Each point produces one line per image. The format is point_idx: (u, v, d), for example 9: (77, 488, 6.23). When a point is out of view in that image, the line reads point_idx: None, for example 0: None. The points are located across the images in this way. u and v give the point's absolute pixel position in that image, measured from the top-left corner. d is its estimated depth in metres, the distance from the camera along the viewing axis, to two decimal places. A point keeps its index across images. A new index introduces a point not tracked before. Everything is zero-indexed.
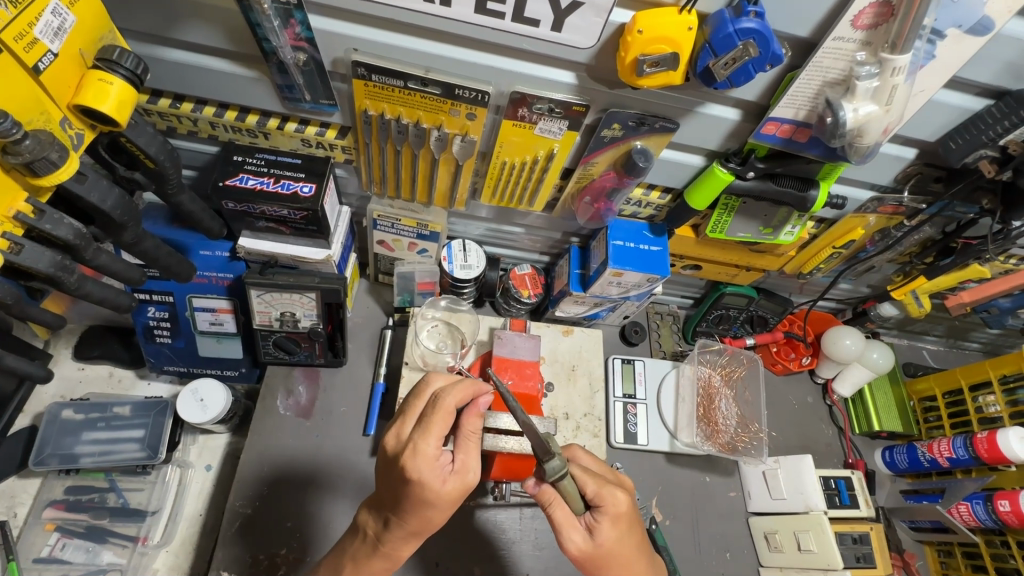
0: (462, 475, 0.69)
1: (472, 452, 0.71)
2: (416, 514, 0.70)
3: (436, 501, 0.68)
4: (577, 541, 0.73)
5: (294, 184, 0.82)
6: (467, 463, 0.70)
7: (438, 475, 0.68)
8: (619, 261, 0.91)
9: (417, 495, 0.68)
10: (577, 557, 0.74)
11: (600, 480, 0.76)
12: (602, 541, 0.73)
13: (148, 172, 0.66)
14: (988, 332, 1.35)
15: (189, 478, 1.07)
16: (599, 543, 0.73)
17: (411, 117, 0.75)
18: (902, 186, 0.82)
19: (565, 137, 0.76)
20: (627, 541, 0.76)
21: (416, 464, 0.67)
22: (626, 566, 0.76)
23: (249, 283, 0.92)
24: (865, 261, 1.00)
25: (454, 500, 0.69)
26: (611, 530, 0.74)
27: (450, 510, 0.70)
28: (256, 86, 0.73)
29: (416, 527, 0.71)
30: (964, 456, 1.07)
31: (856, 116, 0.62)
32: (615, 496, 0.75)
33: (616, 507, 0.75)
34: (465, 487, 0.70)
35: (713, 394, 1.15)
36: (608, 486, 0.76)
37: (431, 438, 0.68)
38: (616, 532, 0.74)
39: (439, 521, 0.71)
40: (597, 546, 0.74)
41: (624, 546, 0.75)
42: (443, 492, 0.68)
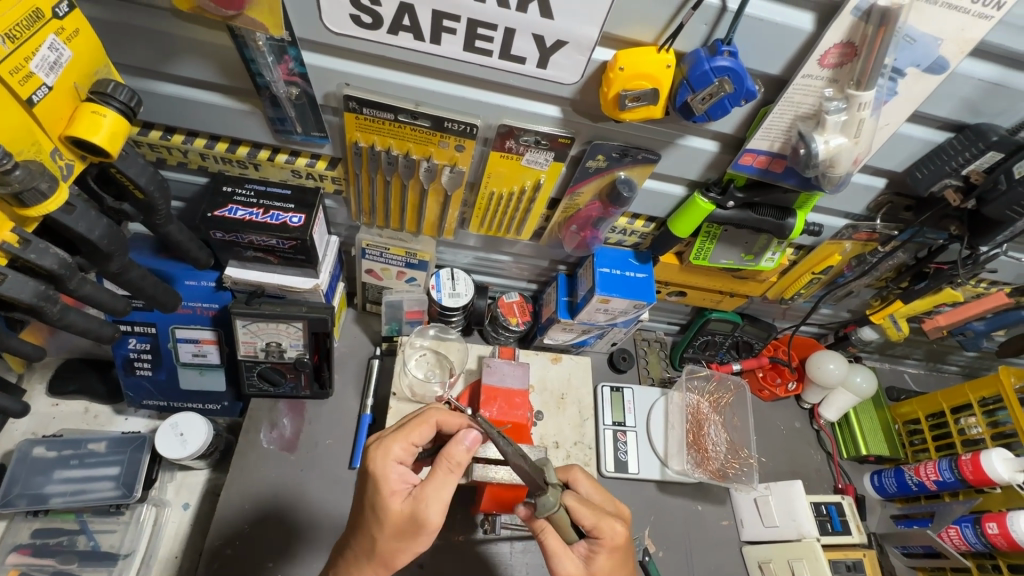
0: (415, 500, 0.69)
1: (435, 481, 0.70)
2: (366, 530, 0.72)
3: (384, 517, 0.70)
4: (569, 570, 0.72)
5: (283, 214, 0.83)
6: (425, 494, 0.69)
7: (392, 487, 0.70)
8: (606, 288, 0.93)
9: (371, 505, 0.71)
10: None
11: (597, 511, 0.74)
12: (595, 573, 0.72)
13: (137, 203, 0.66)
14: (965, 354, 1.39)
15: (165, 517, 1.02)
16: (592, 573, 0.72)
17: (401, 148, 0.76)
18: (874, 214, 0.85)
19: (551, 168, 0.78)
20: (621, 573, 0.74)
21: (374, 472, 0.71)
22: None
23: (235, 312, 0.91)
24: (844, 286, 1.03)
25: (400, 525, 0.70)
26: (605, 563, 0.73)
27: (398, 536, 0.70)
28: (248, 118, 0.74)
29: (368, 550, 0.72)
30: (950, 479, 1.08)
31: (828, 148, 0.65)
32: (611, 529, 0.73)
33: (612, 539, 0.73)
34: (411, 514, 0.69)
35: (702, 421, 1.15)
36: (606, 518, 0.74)
37: (398, 449, 0.72)
38: (611, 564, 0.73)
39: (391, 550, 0.71)
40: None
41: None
42: (387, 509, 0.69)
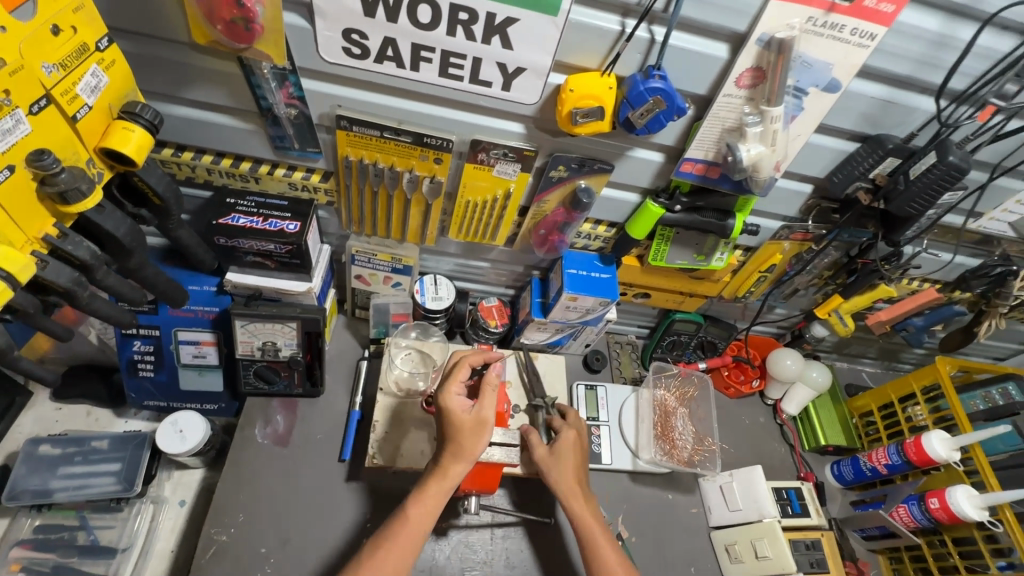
0: (477, 408, 0.86)
1: (487, 397, 0.88)
2: (448, 443, 0.85)
3: (458, 428, 0.85)
4: (539, 452, 0.95)
5: (281, 222, 0.93)
6: (484, 404, 0.87)
7: (457, 406, 0.86)
8: (574, 287, 1.03)
9: (444, 422, 0.86)
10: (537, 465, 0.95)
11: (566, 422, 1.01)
12: (556, 456, 0.95)
13: (154, 209, 0.75)
14: (915, 352, 1.49)
15: (162, 513, 1.08)
16: (553, 453, 0.95)
17: (386, 162, 0.87)
18: (806, 216, 0.97)
19: (519, 178, 0.89)
20: (574, 465, 0.95)
21: (441, 400, 0.87)
22: (569, 485, 0.93)
23: (234, 314, 0.99)
24: (789, 283, 1.13)
25: (473, 433, 0.85)
26: (563, 452, 0.95)
27: (474, 440, 0.85)
28: (252, 136, 0.85)
29: (452, 454, 0.84)
30: (898, 462, 1.17)
31: (750, 155, 0.77)
32: (571, 431, 0.98)
33: (571, 437, 0.97)
34: (479, 420, 0.86)
35: (670, 413, 1.23)
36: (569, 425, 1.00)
37: (454, 383, 0.89)
38: (568, 454, 0.95)
39: (471, 452, 0.84)
40: (551, 458, 0.94)
41: (570, 469, 0.94)
42: (460, 419, 0.85)
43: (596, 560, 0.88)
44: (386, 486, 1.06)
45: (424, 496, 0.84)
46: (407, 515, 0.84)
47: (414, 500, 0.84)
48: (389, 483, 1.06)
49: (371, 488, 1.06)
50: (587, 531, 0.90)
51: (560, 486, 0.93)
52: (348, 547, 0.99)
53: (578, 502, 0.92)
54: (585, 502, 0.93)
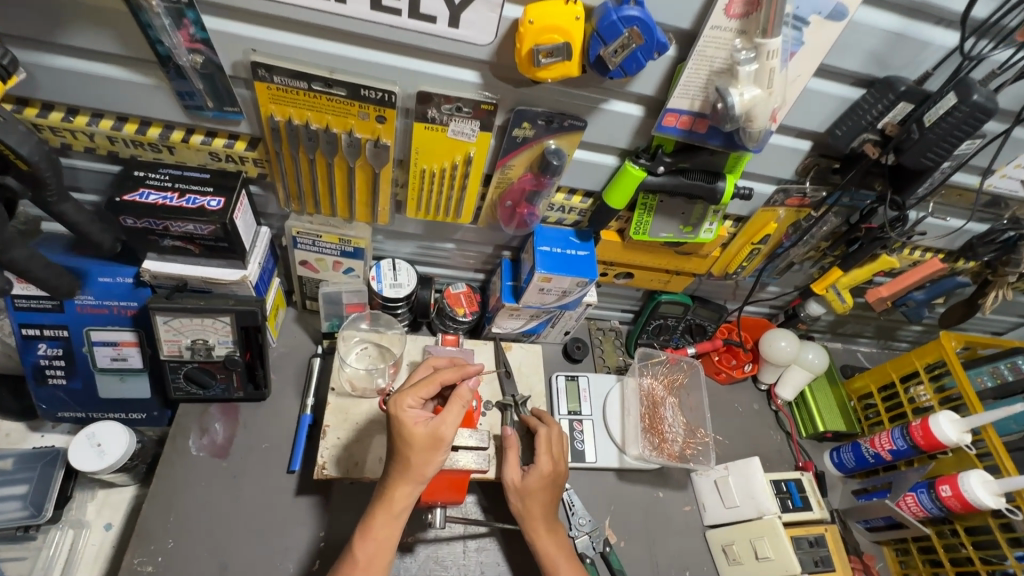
0: (434, 422, 0.69)
1: (452, 410, 0.70)
2: (393, 459, 0.70)
3: (407, 443, 0.69)
4: (512, 477, 0.86)
5: (200, 198, 0.79)
6: (445, 419, 0.70)
7: (410, 417, 0.70)
8: (547, 266, 0.91)
9: (392, 434, 0.70)
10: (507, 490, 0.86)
11: (551, 446, 0.89)
12: (530, 485, 0.85)
13: (21, 176, 0.64)
14: (912, 329, 1.41)
15: (84, 539, 0.94)
16: (528, 483, 0.85)
17: (320, 122, 0.74)
18: (804, 177, 0.86)
19: (478, 139, 0.76)
20: (547, 495, 0.86)
21: (393, 410, 0.71)
22: (537, 514, 0.86)
23: (153, 308, 0.85)
24: (783, 257, 1.04)
25: (425, 451, 0.69)
26: (540, 481, 0.86)
27: (426, 459, 0.69)
28: (155, 94, 0.71)
29: (399, 474, 0.70)
30: (903, 447, 1.08)
31: (743, 100, 0.65)
32: (553, 460, 0.88)
33: (552, 467, 0.87)
34: (434, 437, 0.69)
35: (658, 404, 1.13)
36: (554, 450, 0.89)
37: (413, 392, 0.72)
38: (545, 483, 0.86)
39: (421, 472, 0.69)
40: (524, 486, 0.85)
41: (542, 499, 0.86)
42: (412, 433, 0.68)
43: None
44: (343, 499, 0.94)
45: (371, 528, 0.70)
46: (354, 556, 0.71)
47: (358, 536, 0.71)
48: (345, 496, 0.94)
49: (324, 502, 0.93)
50: (546, 557, 0.84)
51: (526, 512, 0.86)
52: (298, 570, 0.87)
53: (542, 531, 0.85)
54: (552, 533, 0.86)
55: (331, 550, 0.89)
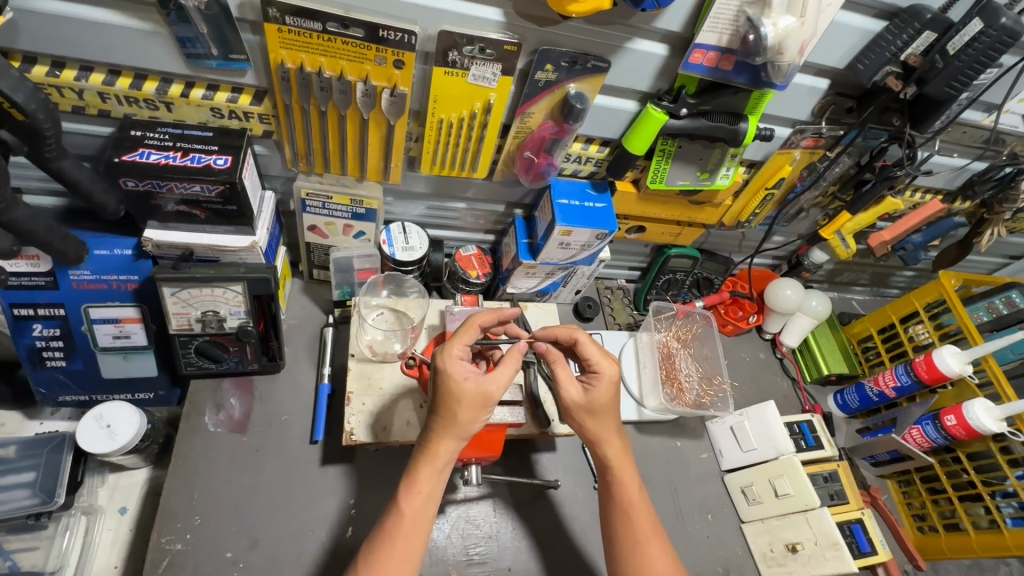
0: (484, 380, 0.67)
1: (504, 368, 0.69)
2: (438, 413, 0.68)
3: (455, 399, 0.67)
4: (573, 395, 0.80)
5: (205, 157, 0.74)
6: (496, 377, 0.68)
7: (460, 372, 0.68)
8: (567, 219, 0.89)
9: (439, 388, 0.68)
10: (570, 409, 0.80)
11: (602, 351, 0.81)
12: (592, 400, 0.79)
13: (17, 129, 0.60)
14: (904, 274, 1.46)
15: (99, 525, 0.91)
16: (591, 399, 0.79)
17: (333, 69, 0.70)
18: (819, 118, 0.86)
19: (499, 83, 0.74)
20: (613, 409, 0.81)
21: (441, 362, 0.68)
22: (606, 430, 0.81)
23: (159, 279, 0.80)
24: (794, 203, 1.05)
25: (472, 408, 0.67)
26: (602, 393, 0.79)
27: (474, 416, 0.68)
28: (153, 42, 0.66)
29: (444, 428, 0.68)
30: (907, 383, 1.13)
31: (777, 30, 0.65)
32: (612, 364, 0.80)
33: (612, 373, 0.80)
34: (482, 395, 0.67)
35: (673, 355, 1.15)
36: (608, 356, 0.81)
37: (459, 345, 0.70)
38: (609, 396, 0.79)
39: (467, 428, 0.68)
40: (587, 402, 0.79)
41: (607, 414, 0.80)
42: (463, 388, 0.66)
43: (618, 505, 0.81)
44: (370, 465, 0.92)
45: (414, 487, 0.68)
46: (400, 511, 0.68)
47: (403, 493, 0.68)
48: (371, 463, 0.93)
49: (350, 470, 0.92)
50: (618, 476, 0.82)
51: (593, 430, 0.81)
52: (331, 538, 0.86)
53: (615, 448, 0.82)
54: (623, 454, 0.82)
55: (362, 516, 0.88)
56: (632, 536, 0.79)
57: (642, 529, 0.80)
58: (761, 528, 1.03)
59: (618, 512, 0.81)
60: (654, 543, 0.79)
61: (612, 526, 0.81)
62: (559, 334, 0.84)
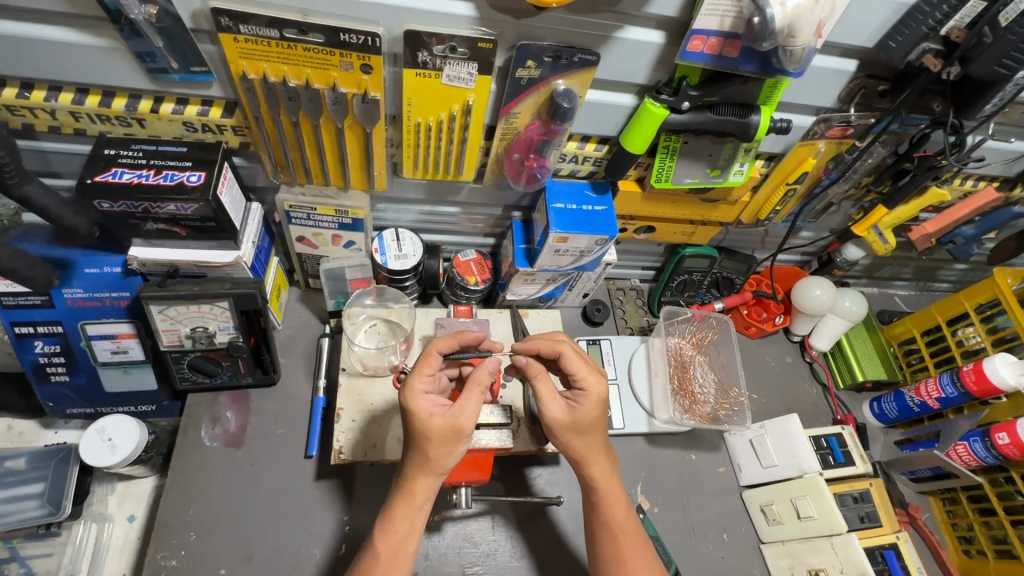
0: (451, 413, 0.64)
1: (469, 397, 0.65)
2: (412, 451, 0.66)
3: (425, 436, 0.65)
4: (556, 413, 0.73)
5: (178, 174, 0.72)
6: (462, 407, 0.65)
7: (425, 408, 0.65)
8: (563, 225, 0.83)
9: (408, 425, 0.66)
10: (554, 427, 0.74)
11: (590, 365, 0.76)
12: (580, 418, 0.73)
13: None
14: (955, 267, 1.32)
15: (108, 533, 0.93)
16: (577, 417, 0.73)
17: (298, 77, 0.66)
18: (847, 104, 0.76)
19: (477, 84, 0.68)
20: (599, 428, 0.75)
21: (405, 400, 0.66)
22: (594, 448, 0.75)
23: (145, 297, 0.79)
24: (821, 197, 0.95)
25: (443, 443, 0.64)
26: (590, 411, 0.74)
27: (446, 451, 0.65)
28: (114, 59, 0.64)
29: (419, 465, 0.66)
30: (953, 394, 1.01)
31: (785, 10, 0.57)
32: (599, 381, 0.75)
33: (599, 391, 0.74)
34: (452, 429, 0.64)
35: (686, 363, 1.08)
36: (596, 371, 0.76)
37: (422, 378, 0.67)
38: (595, 414, 0.74)
39: (442, 464, 0.66)
40: (573, 421, 0.73)
41: (595, 432, 0.75)
42: (429, 426, 0.64)
43: (603, 524, 0.77)
44: (364, 480, 0.90)
45: (391, 527, 0.67)
46: (377, 549, 0.67)
47: (380, 531, 0.67)
48: (365, 478, 0.90)
49: (345, 486, 0.90)
50: (603, 495, 0.77)
51: (579, 450, 0.75)
52: (324, 556, 0.85)
53: (600, 468, 0.76)
54: (609, 472, 0.77)
55: (356, 533, 0.87)
56: (619, 554, 0.76)
57: (628, 549, 0.76)
58: (781, 551, 0.96)
59: (602, 529, 0.77)
60: (638, 563, 0.76)
61: (595, 541, 0.78)
62: (542, 347, 0.78)
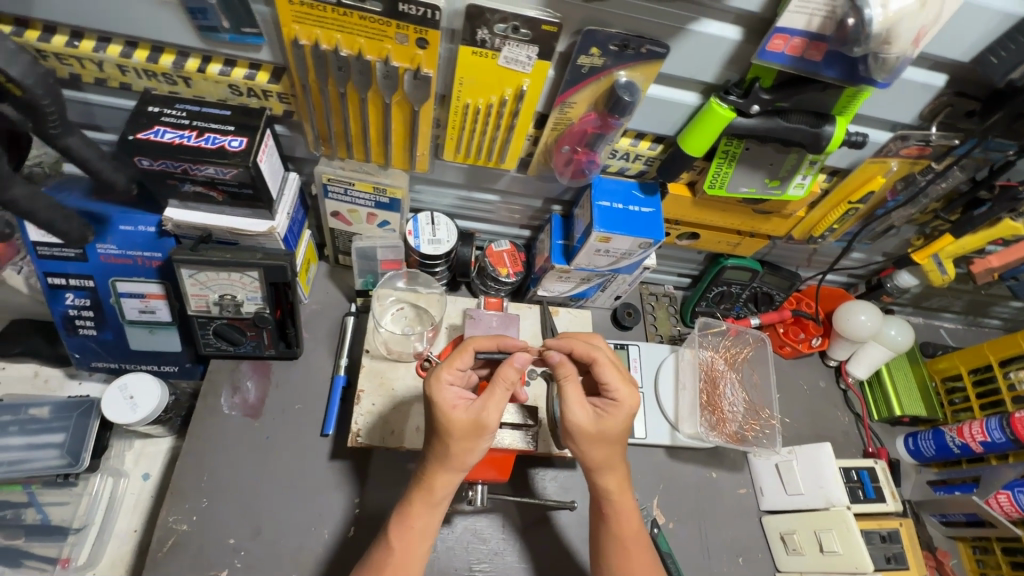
0: (476, 407, 0.63)
1: (494, 393, 0.64)
2: (432, 440, 0.65)
3: (447, 428, 0.64)
4: (581, 419, 0.70)
5: (220, 137, 0.70)
6: (487, 404, 0.64)
7: (448, 399, 0.64)
8: (606, 224, 0.80)
9: (431, 414, 0.65)
10: (575, 433, 0.71)
11: (623, 375, 0.73)
12: (605, 429, 0.70)
13: (19, 104, 0.57)
14: (1011, 304, 1.24)
15: (123, 489, 0.94)
16: (602, 427, 0.70)
17: (350, 48, 0.63)
18: (929, 122, 0.71)
19: (535, 69, 0.64)
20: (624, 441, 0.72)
21: (430, 389, 0.65)
22: (613, 459, 0.73)
23: (177, 260, 0.79)
24: (883, 219, 0.89)
25: (465, 438, 0.63)
26: (616, 422, 0.71)
27: (466, 447, 0.64)
28: (165, 13, 0.62)
29: (438, 460, 0.65)
30: (1001, 440, 0.95)
31: (886, 14, 0.52)
32: (631, 393, 0.72)
33: (630, 404, 0.71)
34: (476, 425, 0.63)
35: (717, 379, 1.03)
36: (628, 382, 0.72)
37: (452, 368, 0.66)
38: (623, 427, 0.71)
39: (460, 460, 0.64)
40: (597, 430, 0.70)
41: (618, 444, 0.72)
42: (451, 418, 0.63)
43: (613, 535, 0.74)
44: (377, 464, 0.89)
45: (408, 522, 0.66)
46: (391, 544, 0.66)
47: (396, 525, 0.66)
48: (378, 463, 0.89)
49: (359, 468, 0.89)
50: (617, 507, 0.74)
51: (598, 459, 0.72)
52: (332, 537, 0.84)
53: (616, 478, 0.74)
54: (623, 484, 0.74)
55: (366, 518, 0.85)
56: (628, 566, 0.73)
57: (636, 564, 0.73)
58: None
59: (612, 541, 0.74)
60: None
61: (603, 553, 0.75)
62: (576, 348, 0.74)
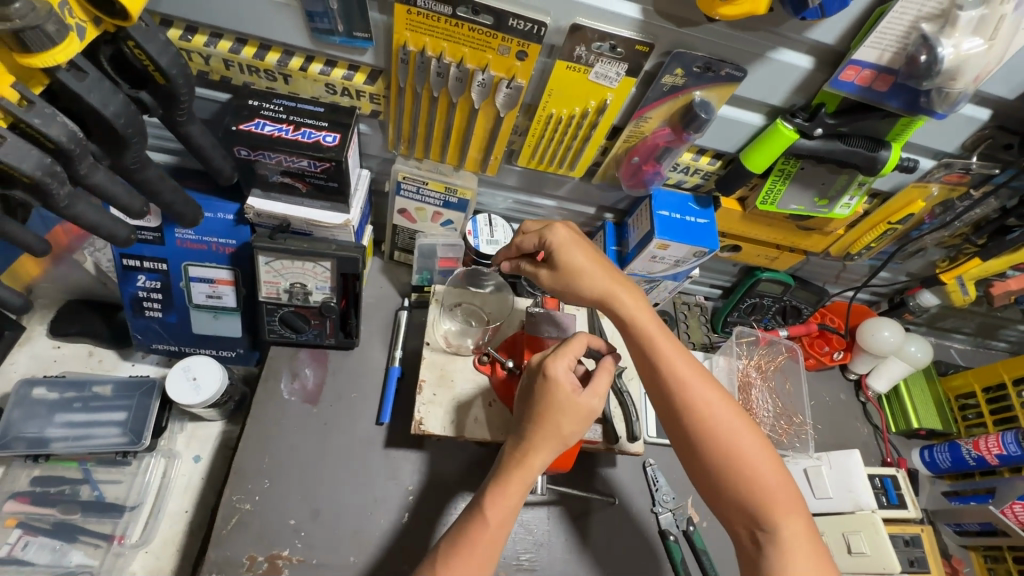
0: (590, 391, 0.70)
1: (602, 379, 0.72)
2: (543, 422, 0.69)
3: (562, 409, 0.68)
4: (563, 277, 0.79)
5: (316, 132, 0.74)
6: (597, 388, 0.71)
7: (568, 383, 0.69)
8: (665, 232, 0.85)
9: (546, 396, 0.69)
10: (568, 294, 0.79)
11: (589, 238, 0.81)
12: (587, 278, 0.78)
13: (158, 92, 0.59)
14: (1018, 327, 1.31)
15: (175, 470, 0.95)
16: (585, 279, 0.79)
17: (453, 55, 0.68)
18: (971, 152, 0.77)
19: (621, 84, 0.69)
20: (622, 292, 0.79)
21: (547, 374, 0.69)
22: (628, 314, 0.77)
23: (257, 247, 0.82)
24: (917, 241, 0.96)
25: (578, 420, 0.69)
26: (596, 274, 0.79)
27: (576, 429, 0.69)
28: (284, 15, 0.66)
29: (547, 438, 0.69)
30: (1017, 453, 1.01)
31: (957, 52, 0.59)
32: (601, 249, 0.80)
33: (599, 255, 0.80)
34: (588, 409, 0.70)
35: (749, 385, 1.08)
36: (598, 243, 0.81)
37: (569, 356, 0.71)
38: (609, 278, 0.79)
39: (568, 436, 0.69)
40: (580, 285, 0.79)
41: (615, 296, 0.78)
42: (574, 401, 0.68)
43: (688, 406, 0.73)
44: (430, 453, 0.92)
45: (506, 493, 0.69)
46: (485, 516, 0.68)
47: (492, 496, 0.68)
48: (431, 452, 0.92)
49: (412, 456, 0.92)
50: (676, 373, 0.74)
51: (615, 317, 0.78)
52: (388, 521, 0.86)
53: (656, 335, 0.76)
54: (670, 345, 0.76)
55: (420, 505, 0.88)
56: (713, 432, 0.71)
57: (716, 420, 0.71)
58: None
59: (690, 413, 0.72)
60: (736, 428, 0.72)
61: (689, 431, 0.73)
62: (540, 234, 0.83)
